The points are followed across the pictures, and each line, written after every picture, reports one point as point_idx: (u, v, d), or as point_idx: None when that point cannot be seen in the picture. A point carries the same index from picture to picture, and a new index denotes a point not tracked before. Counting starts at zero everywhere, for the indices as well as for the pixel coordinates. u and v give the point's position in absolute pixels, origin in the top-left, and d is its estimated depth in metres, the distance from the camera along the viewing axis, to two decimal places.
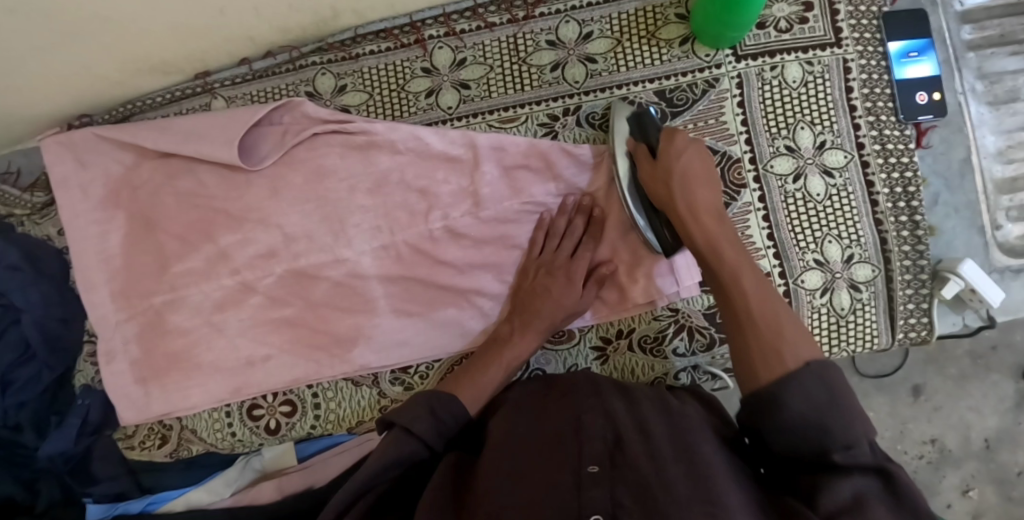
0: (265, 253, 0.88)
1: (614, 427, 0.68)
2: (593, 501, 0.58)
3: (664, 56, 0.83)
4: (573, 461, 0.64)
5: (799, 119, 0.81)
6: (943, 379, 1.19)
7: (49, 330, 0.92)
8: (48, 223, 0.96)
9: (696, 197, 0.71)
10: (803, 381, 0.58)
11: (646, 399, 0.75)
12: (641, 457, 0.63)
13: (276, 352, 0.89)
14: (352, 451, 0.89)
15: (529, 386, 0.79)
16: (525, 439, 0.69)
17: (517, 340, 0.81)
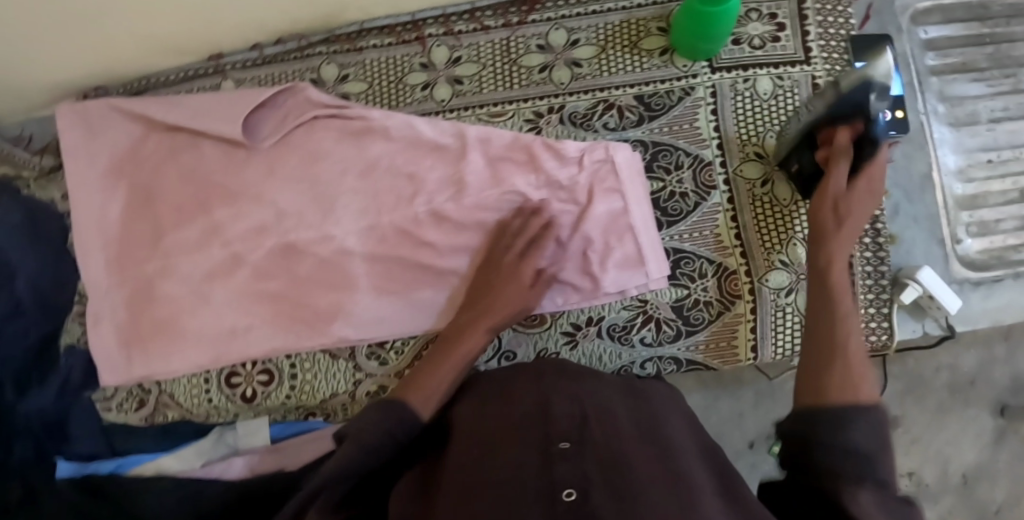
0: (257, 229, 0.92)
1: (580, 408, 0.69)
2: (565, 474, 0.59)
3: (645, 64, 0.88)
4: (541, 438, 0.64)
5: (768, 129, 0.87)
6: (921, 411, 1.21)
7: (40, 290, 0.97)
8: (53, 187, 1.02)
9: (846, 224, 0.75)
10: (863, 417, 0.61)
11: (613, 389, 0.76)
12: (610, 440, 0.64)
13: (257, 322, 0.92)
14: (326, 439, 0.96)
15: (495, 375, 0.79)
16: (493, 424, 0.69)
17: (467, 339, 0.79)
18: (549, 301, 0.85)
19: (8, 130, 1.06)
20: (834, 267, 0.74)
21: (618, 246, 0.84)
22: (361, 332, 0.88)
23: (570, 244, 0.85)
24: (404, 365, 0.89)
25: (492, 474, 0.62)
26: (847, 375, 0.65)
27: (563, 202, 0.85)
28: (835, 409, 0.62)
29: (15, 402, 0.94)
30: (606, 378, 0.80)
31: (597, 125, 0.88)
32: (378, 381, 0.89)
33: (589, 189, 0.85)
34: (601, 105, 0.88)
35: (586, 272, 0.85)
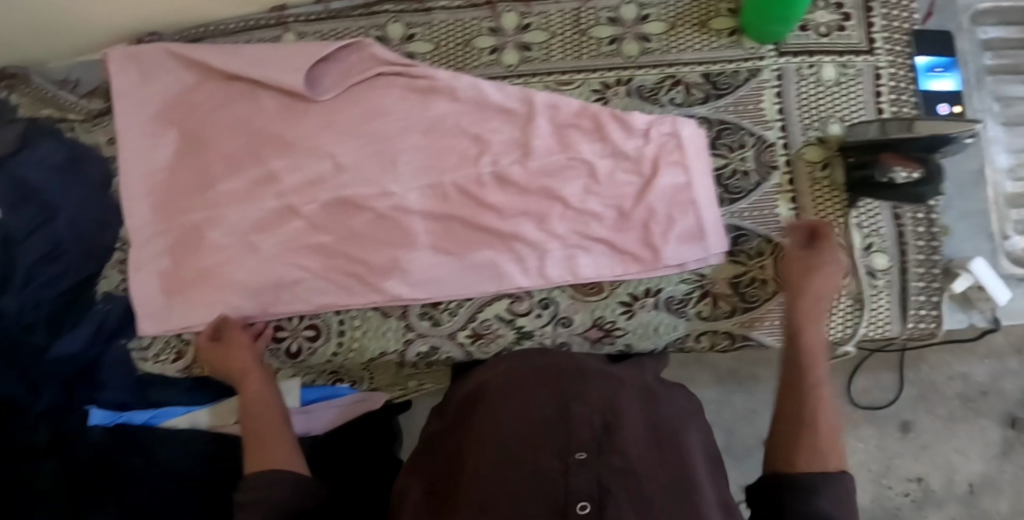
0: (312, 180, 0.91)
1: (599, 409, 0.71)
2: (580, 488, 0.64)
3: (713, 43, 0.89)
4: (558, 445, 0.68)
5: (830, 115, 0.88)
6: (932, 417, 1.24)
7: (82, 230, 0.97)
8: (98, 131, 1.00)
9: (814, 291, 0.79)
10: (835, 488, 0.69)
11: (630, 385, 0.77)
12: (627, 443, 0.68)
13: (306, 276, 0.90)
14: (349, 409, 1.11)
15: (508, 364, 0.81)
16: (512, 423, 0.71)
17: (268, 408, 0.84)
18: (608, 269, 0.85)
19: (57, 72, 1.05)
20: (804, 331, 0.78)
21: (682, 217, 0.84)
22: (417, 288, 0.87)
23: (633, 215, 0.85)
24: (458, 326, 0.87)
25: (509, 481, 0.66)
26: (817, 443, 0.72)
27: (626, 175, 0.85)
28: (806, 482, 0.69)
29: (48, 343, 0.93)
30: (626, 368, 0.81)
31: (663, 100, 0.88)
32: (430, 341, 0.88)
33: (654, 161, 0.85)
34: (668, 81, 0.89)
35: (648, 244, 0.85)
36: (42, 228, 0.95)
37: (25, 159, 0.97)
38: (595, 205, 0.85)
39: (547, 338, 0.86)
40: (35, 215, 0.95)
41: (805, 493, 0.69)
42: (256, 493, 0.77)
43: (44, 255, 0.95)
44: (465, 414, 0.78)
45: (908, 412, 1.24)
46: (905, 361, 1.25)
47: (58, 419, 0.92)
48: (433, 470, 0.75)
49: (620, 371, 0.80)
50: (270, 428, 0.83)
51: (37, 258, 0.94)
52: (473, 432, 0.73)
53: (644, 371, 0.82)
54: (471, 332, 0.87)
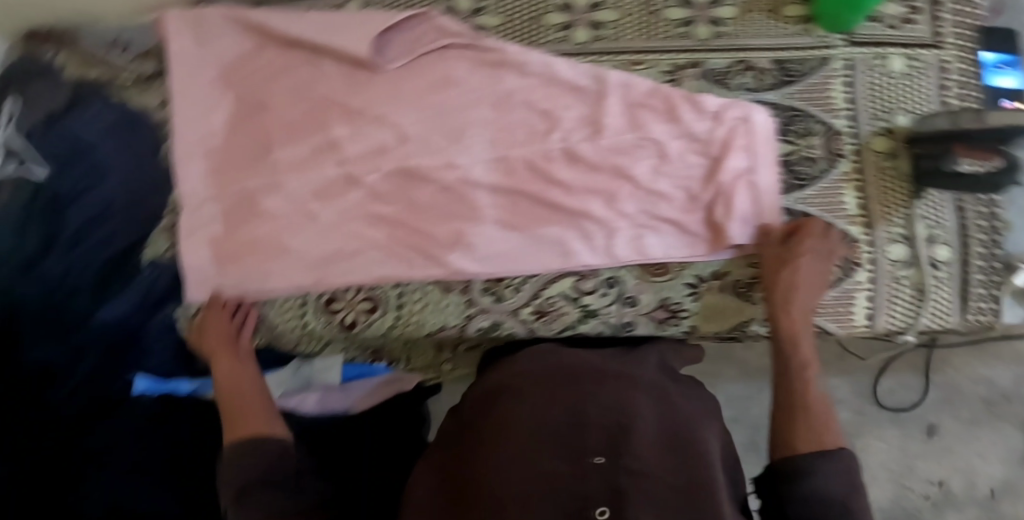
0: (376, 149, 0.89)
1: (613, 412, 0.70)
2: (597, 492, 0.63)
3: (785, 30, 0.89)
4: (572, 448, 0.67)
5: (898, 106, 0.88)
6: (955, 421, 1.25)
7: (133, 191, 0.97)
8: (152, 93, 0.99)
9: (797, 289, 0.79)
10: (832, 467, 0.67)
11: (643, 387, 0.75)
12: (644, 447, 0.67)
13: (367, 247, 0.89)
14: (384, 387, 1.09)
15: (518, 367, 0.80)
16: (526, 425, 0.70)
17: (243, 384, 0.84)
18: (677, 250, 0.85)
19: (105, 32, 1.01)
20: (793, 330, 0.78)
21: (750, 200, 0.84)
22: (480, 263, 0.86)
23: (702, 197, 0.85)
24: (520, 303, 0.86)
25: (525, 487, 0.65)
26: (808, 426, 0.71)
27: (694, 157, 0.85)
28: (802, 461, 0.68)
29: (92, 310, 0.94)
30: (637, 368, 0.78)
31: (733, 84, 0.88)
32: (492, 317, 0.87)
33: (724, 143, 0.84)
34: (739, 65, 0.88)
35: (716, 227, 0.84)
36: (92, 190, 0.96)
37: (76, 120, 0.98)
38: (664, 186, 0.85)
39: (612, 317, 0.86)
40: (87, 176, 0.96)
41: (799, 475, 0.68)
42: (236, 465, 0.75)
43: (94, 216, 0.96)
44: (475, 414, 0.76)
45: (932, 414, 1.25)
46: (931, 364, 1.26)
47: (100, 383, 0.92)
48: (439, 470, 0.73)
49: (634, 371, 0.77)
50: (251, 401, 0.82)
51: (88, 218, 0.96)
52: (483, 435, 0.71)
53: (657, 370, 0.80)
54: (534, 310, 0.86)
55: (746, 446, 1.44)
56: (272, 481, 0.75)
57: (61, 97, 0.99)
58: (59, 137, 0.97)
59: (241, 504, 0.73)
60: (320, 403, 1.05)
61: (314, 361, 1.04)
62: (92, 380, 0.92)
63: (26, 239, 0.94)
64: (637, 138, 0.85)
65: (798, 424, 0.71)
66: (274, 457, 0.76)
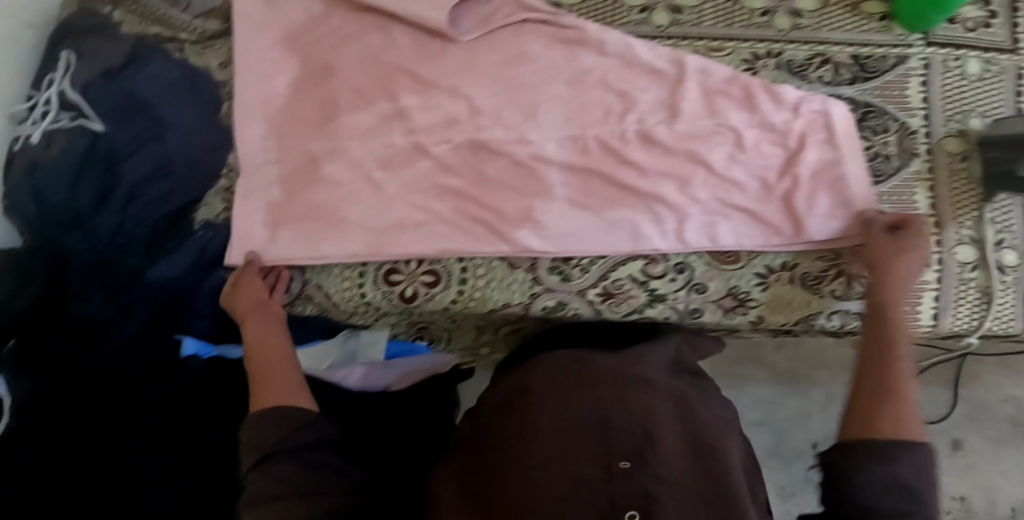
0: (446, 120, 0.88)
1: (637, 418, 0.72)
2: (626, 496, 0.66)
3: (864, 26, 0.89)
4: (599, 452, 0.69)
5: (973, 109, 0.88)
6: (982, 437, 1.24)
7: (192, 151, 0.96)
8: (209, 54, 0.99)
9: (893, 281, 0.77)
10: (908, 450, 0.68)
11: (663, 392, 0.77)
12: (668, 454, 0.70)
13: (431, 219, 0.86)
14: (422, 367, 1.05)
15: (538, 371, 0.81)
16: (552, 428, 0.71)
17: (271, 352, 0.84)
18: (749, 237, 0.83)
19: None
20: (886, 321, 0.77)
21: (824, 191, 0.83)
22: (547, 240, 0.84)
23: (776, 187, 0.84)
24: (589, 284, 0.85)
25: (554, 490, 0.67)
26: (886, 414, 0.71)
27: (773, 146, 0.84)
28: (879, 445, 0.69)
29: (145, 266, 0.93)
30: (657, 373, 0.80)
31: (812, 77, 0.88)
32: (558, 297, 0.85)
33: (801, 137, 0.84)
34: (818, 58, 0.88)
35: (789, 218, 0.83)
36: (151, 145, 0.95)
37: (135, 75, 0.96)
38: (739, 174, 0.84)
39: (680, 303, 0.85)
40: (146, 131, 0.95)
41: (875, 456, 0.68)
42: (257, 432, 0.77)
43: (152, 172, 0.95)
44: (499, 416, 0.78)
45: (959, 429, 1.25)
46: (960, 379, 1.26)
47: (148, 344, 0.91)
48: (464, 470, 0.75)
49: (654, 376, 0.79)
50: (276, 371, 0.83)
51: (141, 175, 0.94)
52: (508, 438, 0.73)
53: (675, 377, 0.81)
54: (602, 291, 0.85)
55: (771, 451, 1.42)
56: (289, 451, 0.78)
57: (117, 52, 0.97)
58: (114, 93, 0.95)
59: (260, 470, 0.76)
60: (364, 378, 1.02)
61: (360, 334, 1.03)
62: (141, 339, 0.92)
63: (79, 194, 0.93)
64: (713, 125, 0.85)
65: (877, 411, 0.72)
66: (295, 429, 0.78)
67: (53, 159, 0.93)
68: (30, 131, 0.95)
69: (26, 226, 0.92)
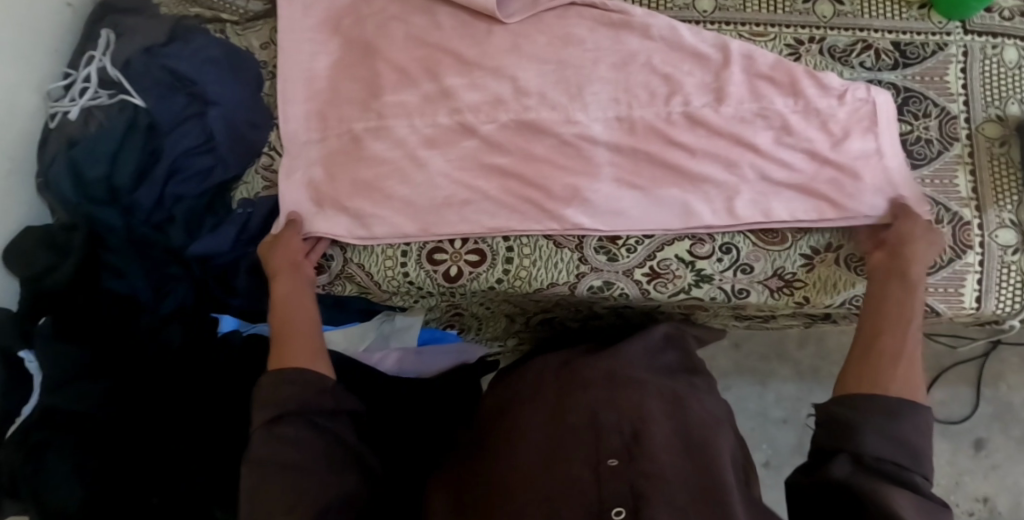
0: (492, 101, 0.88)
1: (628, 419, 0.73)
2: (614, 495, 0.64)
3: (903, 14, 0.91)
4: (589, 454, 0.69)
5: (1011, 95, 0.89)
6: (1006, 438, 1.23)
7: (235, 127, 0.96)
8: (250, 36, 1.02)
9: (906, 261, 0.77)
10: (915, 415, 0.65)
11: (655, 391, 0.78)
12: (657, 452, 0.69)
13: (478, 197, 0.86)
14: (449, 356, 1.06)
15: (529, 373, 0.86)
16: (540, 436, 0.73)
17: (294, 311, 0.80)
18: (801, 215, 0.83)
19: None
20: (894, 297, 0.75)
21: (867, 176, 0.83)
22: (595, 217, 0.84)
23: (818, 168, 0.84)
24: (636, 263, 0.85)
25: (544, 489, 0.67)
26: (888, 373, 0.69)
27: (811, 128, 0.85)
28: (888, 404, 0.66)
29: (185, 243, 0.92)
30: (650, 375, 0.82)
31: (854, 62, 0.89)
32: (604, 276, 0.85)
33: (848, 126, 0.85)
34: (859, 44, 0.90)
35: (836, 201, 0.83)
36: (194, 121, 0.95)
37: (176, 49, 0.97)
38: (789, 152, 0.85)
39: (727, 283, 0.85)
40: (189, 107, 0.95)
41: (883, 418, 0.65)
42: (274, 389, 0.71)
43: (196, 146, 0.94)
44: (493, 420, 0.80)
45: (982, 428, 1.24)
46: (983, 378, 1.26)
47: (192, 321, 0.95)
48: (455, 472, 0.75)
49: (649, 377, 0.80)
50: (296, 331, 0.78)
51: (183, 150, 0.94)
52: (501, 440, 0.75)
53: (669, 379, 0.83)
54: (648, 271, 0.85)
55: (795, 450, 1.41)
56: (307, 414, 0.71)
57: (159, 30, 0.98)
58: (154, 69, 0.95)
59: (271, 431, 0.68)
60: (399, 363, 1.02)
61: (397, 318, 1.03)
62: (179, 316, 0.93)
63: (119, 169, 0.93)
64: (755, 106, 0.86)
65: (881, 370, 0.69)
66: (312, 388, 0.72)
67: (92, 136, 0.93)
68: (67, 107, 0.97)
69: (64, 208, 0.92)
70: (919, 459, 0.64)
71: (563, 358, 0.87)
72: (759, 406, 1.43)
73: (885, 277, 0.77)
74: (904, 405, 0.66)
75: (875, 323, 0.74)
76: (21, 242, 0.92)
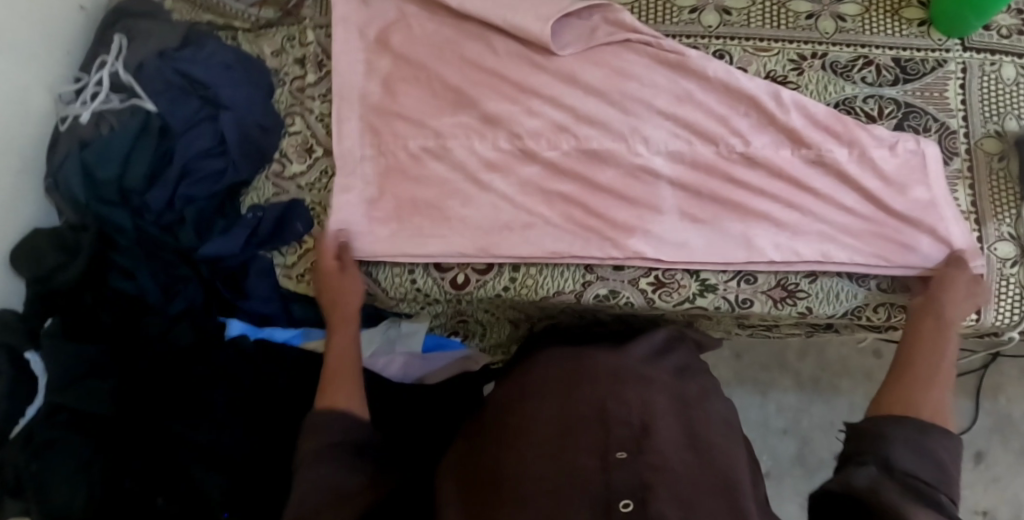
0: (538, 126, 0.89)
1: (636, 413, 0.75)
2: (622, 483, 0.67)
3: (904, 31, 0.93)
4: (596, 445, 0.71)
5: (1009, 111, 0.91)
6: (1005, 450, 1.24)
7: (245, 133, 0.97)
8: (262, 43, 1.03)
9: (942, 302, 0.80)
10: (945, 434, 0.67)
11: (663, 390, 0.81)
12: (662, 446, 0.72)
13: (541, 222, 0.87)
14: (453, 365, 1.05)
15: (537, 365, 0.86)
16: (548, 427, 0.75)
17: (346, 355, 0.82)
18: (860, 258, 0.84)
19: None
20: (931, 330, 0.78)
21: (923, 224, 0.84)
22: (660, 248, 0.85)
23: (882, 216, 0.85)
24: (640, 272, 0.86)
25: (551, 476, 0.69)
26: (917, 397, 0.71)
27: (875, 177, 0.86)
28: (917, 423, 0.68)
29: (196, 243, 0.95)
30: (660, 372, 0.85)
31: (855, 77, 0.91)
32: (609, 285, 0.86)
33: (892, 176, 0.85)
34: (861, 60, 0.91)
35: (894, 248, 0.84)
36: (206, 124, 0.97)
37: (188, 55, 0.99)
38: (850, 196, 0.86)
39: (731, 293, 0.86)
40: (201, 113, 0.97)
41: (914, 431, 0.67)
42: (321, 430, 0.74)
43: (208, 150, 0.97)
44: (501, 409, 0.81)
45: (982, 440, 1.25)
46: (982, 390, 1.27)
47: (198, 319, 0.95)
48: (462, 460, 0.77)
49: (654, 375, 0.83)
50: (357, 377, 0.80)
51: (195, 152, 0.96)
52: (511, 429, 0.76)
53: (675, 380, 0.85)
54: (653, 280, 0.86)
55: (794, 460, 1.42)
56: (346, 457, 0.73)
57: (173, 32, 1.01)
58: (167, 74, 0.97)
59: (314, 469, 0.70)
60: (405, 368, 1.03)
61: (402, 325, 1.05)
62: (188, 316, 0.95)
63: (131, 170, 0.95)
64: (813, 148, 0.86)
65: (914, 394, 0.72)
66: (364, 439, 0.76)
67: (104, 138, 0.96)
68: (78, 111, 0.99)
69: (71, 207, 0.96)
70: (948, 481, 0.65)
71: (577, 350, 0.86)
72: (760, 416, 1.44)
73: (924, 314, 0.80)
74: (932, 425, 0.68)
75: (913, 350, 0.77)
76: (31, 241, 0.93)
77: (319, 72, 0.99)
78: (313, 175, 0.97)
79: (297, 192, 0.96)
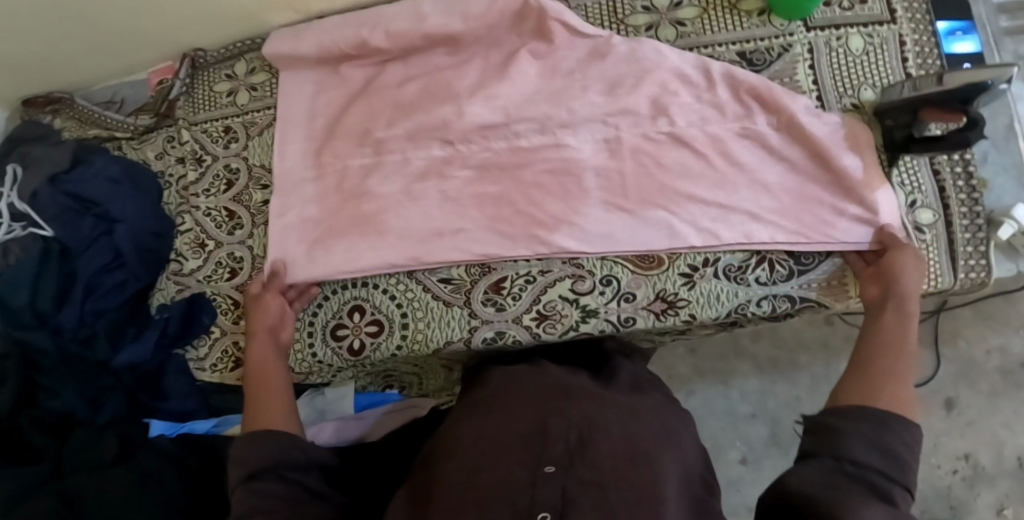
0: (484, 128, 0.92)
1: (577, 427, 0.67)
2: (547, 498, 0.59)
3: (744, 24, 0.94)
4: (530, 458, 0.64)
5: (862, 82, 0.91)
6: (975, 394, 1.21)
7: (140, 241, 0.99)
8: (146, 148, 1.07)
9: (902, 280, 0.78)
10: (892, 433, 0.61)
11: (612, 405, 0.72)
12: (601, 458, 0.63)
13: (469, 227, 0.90)
14: (393, 413, 1.03)
15: (497, 380, 0.80)
16: (484, 444, 0.68)
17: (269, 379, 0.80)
18: (783, 234, 0.86)
19: (100, 94, 1.13)
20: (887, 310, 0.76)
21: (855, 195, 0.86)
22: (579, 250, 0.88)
23: (795, 193, 0.87)
24: (522, 309, 0.89)
25: (473, 491, 0.63)
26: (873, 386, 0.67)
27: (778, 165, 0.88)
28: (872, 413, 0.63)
29: (110, 355, 0.95)
30: (612, 389, 0.77)
31: None
32: (495, 327, 0.89)
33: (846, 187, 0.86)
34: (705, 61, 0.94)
35: (812, 223, 0.86)
36: (101, 240, 0.98)
37: (78, 176, 0.98)
38: (766, 176, 0.88)
39: (612, 314, 0.88)
40: (94, 227, 0.98)
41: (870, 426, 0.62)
42: (247, 449, 0.70)
43: (104, 265, 0.98)
44: (451, 428, 0.75)
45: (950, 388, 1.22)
46: (940, 337, 1.24)
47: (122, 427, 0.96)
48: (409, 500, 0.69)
49: (605, 394, 0.74)
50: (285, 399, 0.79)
51: (94, 270, 0.96)
52: (453, 451, 0.69)
53: (629, 390, 0.77)
54: (535, 315, 0.89)
55: (768, 442, 1.37)
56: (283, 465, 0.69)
57: (63, 154, 1.00)
58: (58, 197, 0.97)
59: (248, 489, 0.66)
60: (335, 432, 1.01)
61: (327, 392, 1.06)
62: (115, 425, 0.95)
63: (40, 295, 0.95)
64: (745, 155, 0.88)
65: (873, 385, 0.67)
66: (286, 441, 0.71)
67: (9, 268, 0.95)
68: None
69: None
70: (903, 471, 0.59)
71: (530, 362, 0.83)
72: (726, 405, 1.39)
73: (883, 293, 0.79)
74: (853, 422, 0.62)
75: (874, 353, 0.71)
76: None
77: (198, 169, 1.03)
78: (209, 268, 1.00)
79: (198, 286, 1.00)
